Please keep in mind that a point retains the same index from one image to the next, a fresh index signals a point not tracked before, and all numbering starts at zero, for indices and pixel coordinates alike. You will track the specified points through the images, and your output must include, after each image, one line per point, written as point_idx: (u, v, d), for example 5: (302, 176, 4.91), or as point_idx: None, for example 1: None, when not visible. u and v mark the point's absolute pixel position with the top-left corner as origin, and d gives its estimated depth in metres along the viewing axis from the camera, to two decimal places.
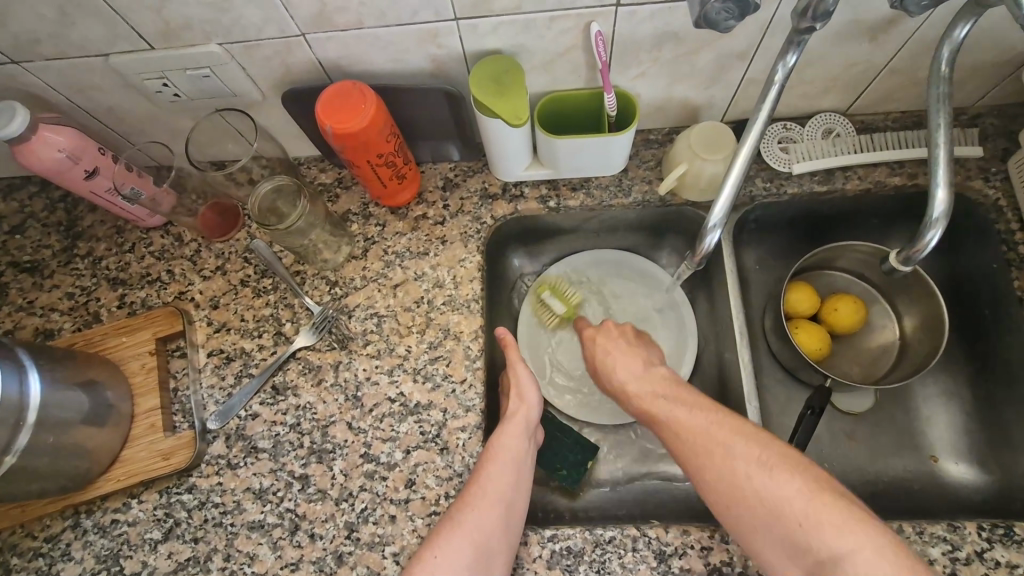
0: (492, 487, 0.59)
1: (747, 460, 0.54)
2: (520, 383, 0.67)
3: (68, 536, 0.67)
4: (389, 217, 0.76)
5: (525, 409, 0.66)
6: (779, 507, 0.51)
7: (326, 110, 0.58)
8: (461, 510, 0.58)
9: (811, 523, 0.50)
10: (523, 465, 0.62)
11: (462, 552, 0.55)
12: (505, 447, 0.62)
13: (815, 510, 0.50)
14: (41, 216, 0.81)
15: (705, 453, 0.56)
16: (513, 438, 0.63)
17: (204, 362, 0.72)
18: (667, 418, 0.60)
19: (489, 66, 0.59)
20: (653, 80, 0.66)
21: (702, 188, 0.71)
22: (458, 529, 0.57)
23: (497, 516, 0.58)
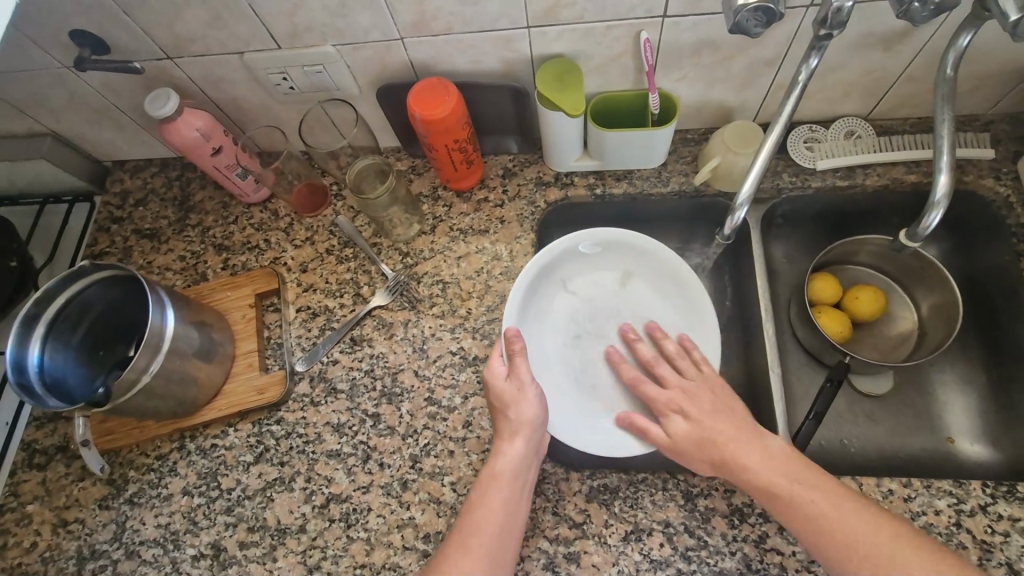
0: (495, 509, 0.63)
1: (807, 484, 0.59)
2: (518, 396, 0.68)
3: (174, 455, 0.78)
4: (455, 199, 0.87)
5: (527, 424, 0.67)
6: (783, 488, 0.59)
7: (416, 100, 0.70)
8: (463, 528, 0.62)
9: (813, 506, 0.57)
10: (518, 478, 0.65)
11: (475, 560, 0.59)
12: (508, 471, 0.65)
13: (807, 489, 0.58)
14: (160, 192, 0.96)
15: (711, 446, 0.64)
16: (509, 457, 0.65)
17: (294, 315, 0.83)
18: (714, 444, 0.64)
19: (554, 68, 0.71)
20: (692, 83, 0.76)
21: (734, 178, 0.80)
22: (466, 547, 0.60)
23: (500, 526, 0.62)
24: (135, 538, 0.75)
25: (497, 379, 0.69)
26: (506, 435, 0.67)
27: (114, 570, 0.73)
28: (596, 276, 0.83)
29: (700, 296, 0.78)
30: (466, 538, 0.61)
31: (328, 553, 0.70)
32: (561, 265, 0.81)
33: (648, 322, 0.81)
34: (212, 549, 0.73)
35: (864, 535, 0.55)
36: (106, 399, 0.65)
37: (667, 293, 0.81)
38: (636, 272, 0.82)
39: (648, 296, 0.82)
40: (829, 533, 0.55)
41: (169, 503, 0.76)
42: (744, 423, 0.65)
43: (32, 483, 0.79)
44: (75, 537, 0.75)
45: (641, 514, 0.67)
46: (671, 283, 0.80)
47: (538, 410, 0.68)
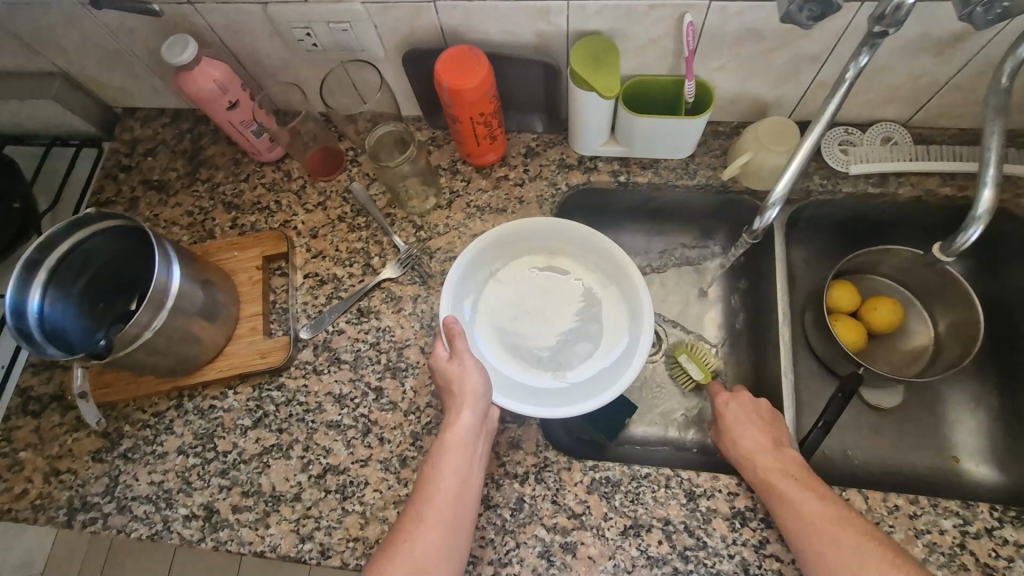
0: (447, 481, 0.63)
1: (849, 534, 0.58)
2: (459, 371, 0.67)
3: (171, 413, 0.77)
4: (473, 175, 0.85)
5: (472, 394, 0.66)
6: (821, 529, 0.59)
7: (444, 68, 0.67)
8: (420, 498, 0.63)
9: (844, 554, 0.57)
10: (467, 446, 0.65)
11: (430, 529, 0.60)
12: (456, 442, 0.65)
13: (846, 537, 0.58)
14: (170, 143, 0.93)
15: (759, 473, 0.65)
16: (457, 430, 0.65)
17: (301, 282, 0.81)
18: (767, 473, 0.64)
19: (589, 46, 0.68)
20: (730, 73, 0.73)
21: (764, 176, 0.77)
22: (425, 517, 0.61)
23: (455, 501, 0.62)
24: (127, 493, 0.74)
25: (441, 362, 0.69)
26: (451, 410, 0.67)
27: (104, 523, 0.73)
28: (525, 262, 0.81)
29: (624, 261, 0.76)
30: (422, 509, 0.62)
31: (321, 524, 0.70)
32: (489, 257, 0.79)
33: (580, 296, 0.80)
34: (204, 510, 0.72)
35: (859, 556, 0.56)
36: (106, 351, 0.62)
37: (595, 263, 0.80)
38: (562, 250, 0.81)
39: (577, 272, 0.81)
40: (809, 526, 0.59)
41: (164, 461, 0.75)
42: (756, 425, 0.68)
43: (25, 430, 0.78)
44: (67, 487, 0.75)
45: (641, 510, 0.67)
46: (597, 254, 0.79)
47: (481, 379, 0.67)
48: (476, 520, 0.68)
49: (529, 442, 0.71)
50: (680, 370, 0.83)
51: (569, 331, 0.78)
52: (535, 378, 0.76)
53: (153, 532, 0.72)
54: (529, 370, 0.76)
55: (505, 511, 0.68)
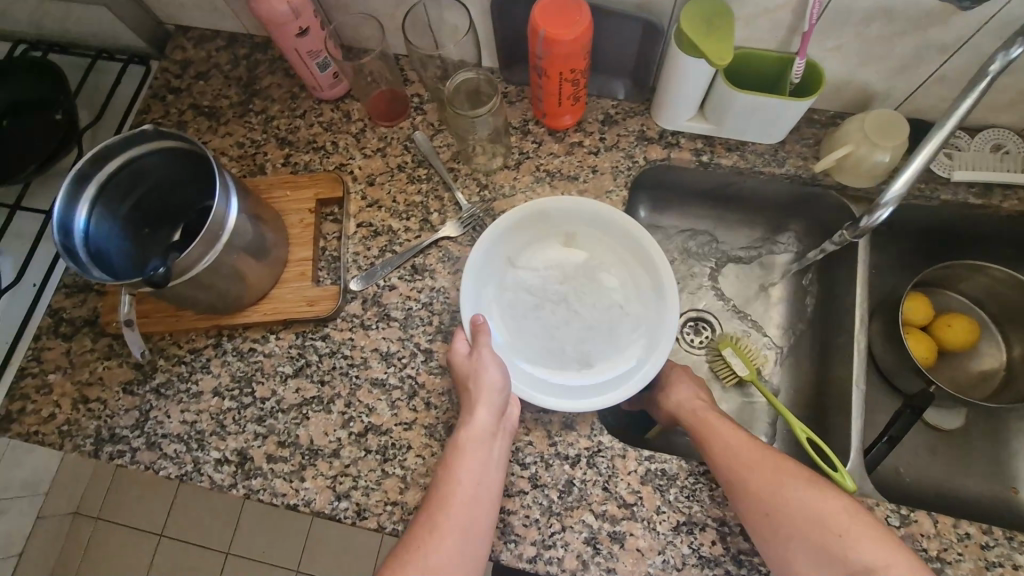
0: (464, 483, 0.59)
1: (774, 462, 0.61)
2: (475, 367, 0.64)
3: (209, 352, 0.73)
4: (546, 137, 0.79)
5: (488, 391, 0.62)
6: (748, 460, 0.61)
7: (543, 14, 0.62)
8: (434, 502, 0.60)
9: (771, 479, 0.59)
10: (482, 447, 0.61)
11: (444, 534, 0.57)
12: (471, 443, 0.61)
13: (770, 466, 0.60)
14: (224, 68, 0.87)
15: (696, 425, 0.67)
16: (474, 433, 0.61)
17: (354, 230, 0.77)
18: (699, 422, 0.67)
19: (704, 6, 0.62)
20: (846, 55, 0.68)
21: (862, 172, 0.72)
22: (440, 522, 0.58)
23: (470, 507, 0.59)
24: (158, 430, 0.71)
25: (460, 356, 0.65)
26: (467, 408, 0.63)
27: (132, 458, 0.70)
28: (541, 249, 0.74)
29: (646, 237, 0.70)
30: (434, 512, 0.59)
31: (359, 484, 0.67)
32: (505, 244, 0.72)
33: (598, 279, 0.73)
34: (237, 456, 0.69)
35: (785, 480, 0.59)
36: (163, 281, 0.58)
37: (615, 245, 0.73)
38: (579, 234, 0.74)
39: (596, 256, 0.74)
40: (765, 508, 0.58)
41: (198, 401, 0.72)
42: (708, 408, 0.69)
43: (55, 352, 0.75)
44: (95, 416, 0.72)
45: (696, 507, 0.64)
46: (617, 234, 0.72)
47: (502, 378, 0.63)
48: (522, 498, 0.65)
49: (583, 424, 0.67)
50: (722, 363, 0.82)
51: (591, 317, 0.72)
52: (560, 369, 0.69)
53: (182, 472, 0.69)
54: (551, 361, 0.69)
55: (553, 492, 0.65)
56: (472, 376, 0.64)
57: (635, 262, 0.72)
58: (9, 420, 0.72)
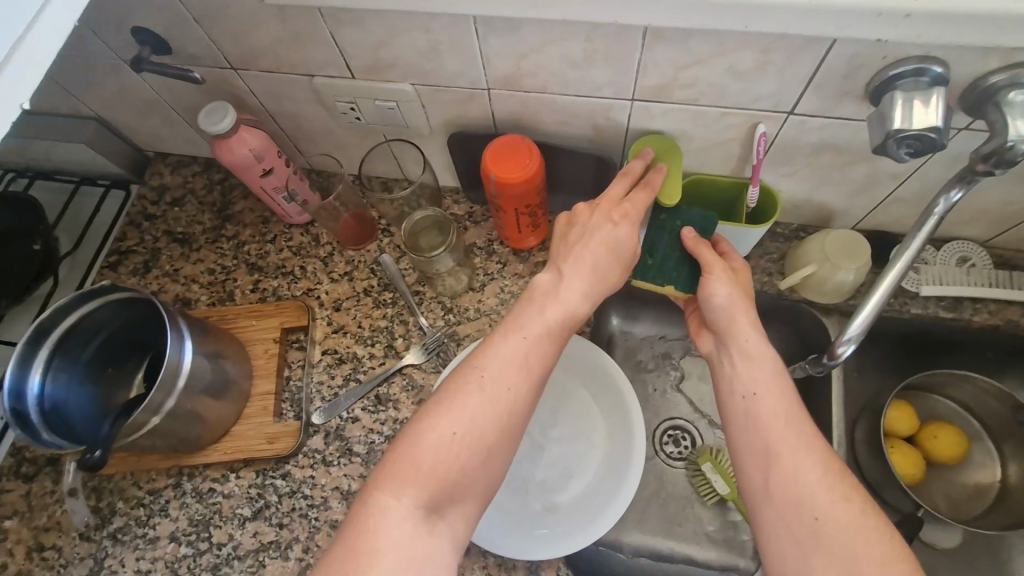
0: (516, 384, 0.52)
1: (803, 435, 0.51)
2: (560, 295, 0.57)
3: (168, 493, 0.72)
4: (510, 257, 0.80)
5: (561, 325, 0.55)
6: (775, 430, 0.52)
7: (494, 158, 0.63)
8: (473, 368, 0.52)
9: (793, 455, 0.50)
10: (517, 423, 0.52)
11: (454, 433, 0.49)
12: (491, 385, 0.51)
13: (793, 441, 0.51)
14: (199, 194, 0.90)
15: (747, 363, 0.56)
16: (500, 381, 0.52)
17: (319, 358, 0.77)
18: (748, 363, 0.56)
19: (650, 146, 0.63)
20: (799, 180, 0.68)
21: (826, 290, 0.72)
22: (448, 413, 0.50)
23: (450, 471, 0.49)
24: None
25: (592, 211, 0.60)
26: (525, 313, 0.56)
27: None
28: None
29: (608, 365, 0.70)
30: (468, 393, 0.51)
31: None
32: None
33: (562, 408, 0.72)
34: None
35: (812, 465, 0.49)
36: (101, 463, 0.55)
37: (577, 373, 0.72)
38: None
39: (565, 388, 0.73)
40: (816, 522, 0.47)
41: (154, 547, 0.69)
42: (783, 374, 0.55)
43: (14, 495, 0.73)
44: (49, 565, 0.70)
45: None
46: (580, 363, 0.72)
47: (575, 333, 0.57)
48: None
49: (549, 569, 0.64)
50: (703, 480, 0.80)
51: (558, 450, 0.70)
52: (524, 509, 0.66)
53: None
54: (516, 500, 0.67)
55: None
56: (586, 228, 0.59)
57: (601, 396, 0.71)
58: None
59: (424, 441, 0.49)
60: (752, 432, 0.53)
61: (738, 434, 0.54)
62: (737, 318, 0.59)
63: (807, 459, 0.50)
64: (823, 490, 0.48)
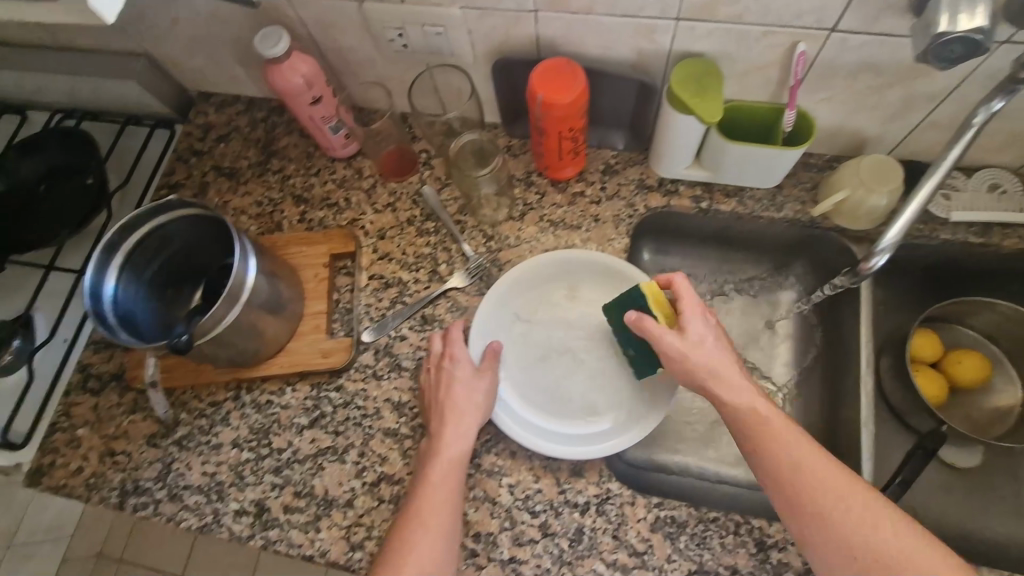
0: (454, 474, 0.64)
1: (824, 469, 0.56)
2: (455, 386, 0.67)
3: (229, 404, 0.76)
4: (548, 188, 0.82)
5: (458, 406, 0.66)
6: (801, 480, 0.55)
7: (540, 80, 0.65)
8: (429, 484, 0.63)
9: (825, 498, 0.54)
10: (468, 421, 0.66)
11: (434, 542, 0.59)
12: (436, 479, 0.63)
13: (819, 483, 0.55)
14: (244, 130, 0.93)
15: (750, 417, 0.60)
16: (440, 476, 0.63)
17: (366, 283, 0.80)
18: (745, 415, 0.60)
19: (691, 68, 0.65)
20: (836, 105, 0.70)
21: (858, 215, 0.74)
22: (426, 530, 0.60)
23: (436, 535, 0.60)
24: (180, 482, 0.73)
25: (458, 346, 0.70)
26: (450, 420, 0.66)
27: (155, 510, 0.72)
28: (546, 300, 0.77)
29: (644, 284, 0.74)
30: (432, 491, 0.62)
31: (373, 533, 0.68)
32: (511, 300, 0.76)
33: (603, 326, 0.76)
34: (255, 507, 0.71)
35: (842, 499, 0.54)
36: (186, 345, 0.61)
37: (617, 293, 0.76)
38: (581, 283, 0.78)
39: (598, 304, 0.77)
40: (871, 561, 0.51)
41: (218, 453, 0.74)
42: (783, 418, 0.59)
43: (84, 407, 0.79)
44: (120, 469, 0.75)
45: (707, 555, 0.64)
46: (621, 283, 0.76)
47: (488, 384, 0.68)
48: (533, 547, 0.66)
49: (591, 470, 0.69)
50: None
51: (601, 364, 0.74)
52: (568, 416, 0.72)
53: (203, 524, 0.71)
54: (559, 409, 0.72)
55: (563, 541, 0.66)
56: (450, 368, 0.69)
57: None
58: (39, 473, 0.75)
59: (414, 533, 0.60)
60: (781, 492, 0.56)
61: (770, 489, 0.57)
62: (691, 365, 0.62)
63: (819, 477, 0.55)
64: (864, 526, 0.52)
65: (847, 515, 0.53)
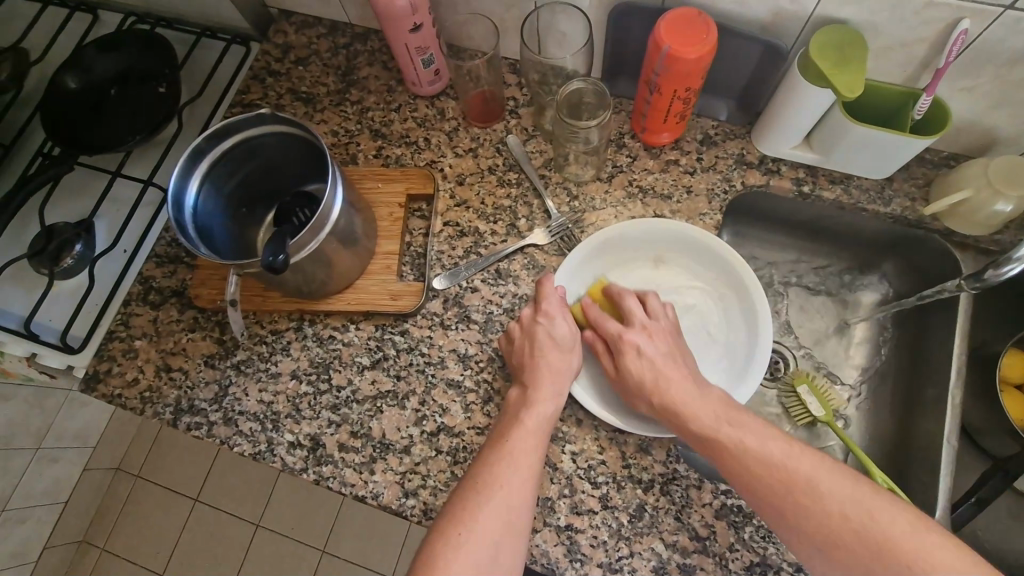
0: (531, 466, 0.60)
1: (783, 447, 0.54)
2: (539, 347, 0.65)
3: (290, 334, 0.74)
4: (641, 152, 0.78)
5: (553, 369, 0.64)
6: (777, 466, 0.53)
7: (668, 30, 0.61)
8: (525, 433, 0.61)
9: (804, 475, 0.52)
10: (565, 377, 0.65)
11: (516, 492, 0.58)
12: (510, 462, 0.59)
13: (799, 461, 0.53)
14: (323, 55, 0.89)
15: (720, 426, 0.57)
16: (516, 462, 0.59)
17: (440, 228, 0.77)
18: (708, 424, 0.58)
19: (830, 39, 0.60)
20: (977, 97, 0.64)
21: (975, 220, 0.69)
22: (511, 473, 0.58)
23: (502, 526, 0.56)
24: (235, 406, 0.72)
25: (557, 305, 0.67)
26: (551, 376, 0.64)
27: (208, 431, 0.71)
28: (629, 268, 0.74)
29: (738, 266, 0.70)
30: (522, 439, 0.61)
31: (428, 482, 0.67)
32: (595, 262, 0.73)
33: (685, 303, 0.73)
34: (310, 441, 0.70)
35: (802, 471, 0.52)
36: (281, 266, 0.58)
37: (705, 272, 0.73)
38: (668, 256, 0.74)
39: (683, 279, 0.74)
40: (841, 537, 0.49)
41: (275, 382, 0.73)
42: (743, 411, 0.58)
43: (143, 319, 0.77)
44: (176, 385, 0.74)
45: (771, 549, 0.62)
46: (712, 262, 0.72)
47: (569, 358, 0.66)
48: (591, 517, 0.64)
49: (659, 448, 0.66)
50: (795, 401, 0.78)
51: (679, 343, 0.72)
52: None
53: (256, 451, 0.70)
54: None
55: (623, 516, 0.64)
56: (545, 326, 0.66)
57: (720, 293, 0.72)
58: (95, 379, 0.75)
59: (461, 522, 0.56)
60: (755, 479, 0.54)
61: (749, 487, 0.54)
62: (626, 345, 0.64)
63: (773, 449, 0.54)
64: (830, 500, 0.50)
65: (818, 490, 0.51)
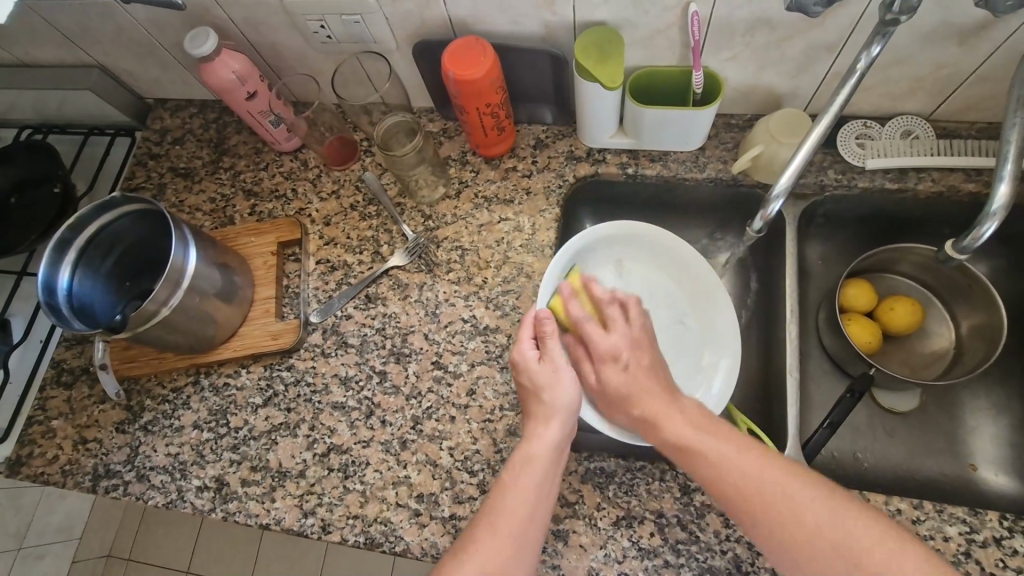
0: (525, 507, 0.60)
1: (754, 458, 0.55)
2: (544, 384, 0.65)
3: (189, 389, 0.81)
4: (483, 166, 0.86)
5: (558, 409, 0.64)
6: (746, 481, 0.54)
7: (452, 59, 0.68)
8: (516, 475, 0.62)
9: (770, 492, 0.53)
10: (570, 413, 0.65)
11: (505, 540, 0.58)
12: (504, 509, 0.60)
13: (759, 475, 0.54)
14: (197, 132, 0.97)
15: (704, 453, 0.57)
16: (513, 510, 0.60)
17: (314, 267, 0.84)
18: (690, 439, 0.58)
19: (593, 38, 0.67)
20: (741, 64, 0.72)
21: (775, 170, 0.76)
22: (496, 528, 0.58)
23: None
24: (146, 463, 0.78)
25: (530, 362, 0.66)
26: (540, 419, 0.64)
27: (124, 490, 0.77)
28: (597, 277, 0.82)
29: (689, 255, 0.80)
30: (523, 484, 0.61)
31: (324, 500, 0.72)
32: None
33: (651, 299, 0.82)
34: (215, 482, 0.75)
35: (769, 476, 0.54)
36: (122, 326, 0.66)
37: (665, 267, 0.82)
38: (627, 258, 0.83)
39: (644, 278, 0.83)
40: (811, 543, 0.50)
41: (180, 434, 0.79)
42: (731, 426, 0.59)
43: (58, 400, 0.84)
44: (92, 455, 0.80)
45: (634, 501, 0.68)
46: (664, 258, 0.82)
47: (574, 394, 0.65)
48: (471, 504, 0.69)
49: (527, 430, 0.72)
50: None
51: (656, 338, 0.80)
52: None
53: (168, 500, 0.75)
54: None
55: None
56: (525, 373, 0.66)
57: (683, 285, 0.81)
58: (18, 464, 0.80)
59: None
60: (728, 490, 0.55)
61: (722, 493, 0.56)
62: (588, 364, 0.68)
63: (712, 446, 0.57)
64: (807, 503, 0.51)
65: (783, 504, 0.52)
